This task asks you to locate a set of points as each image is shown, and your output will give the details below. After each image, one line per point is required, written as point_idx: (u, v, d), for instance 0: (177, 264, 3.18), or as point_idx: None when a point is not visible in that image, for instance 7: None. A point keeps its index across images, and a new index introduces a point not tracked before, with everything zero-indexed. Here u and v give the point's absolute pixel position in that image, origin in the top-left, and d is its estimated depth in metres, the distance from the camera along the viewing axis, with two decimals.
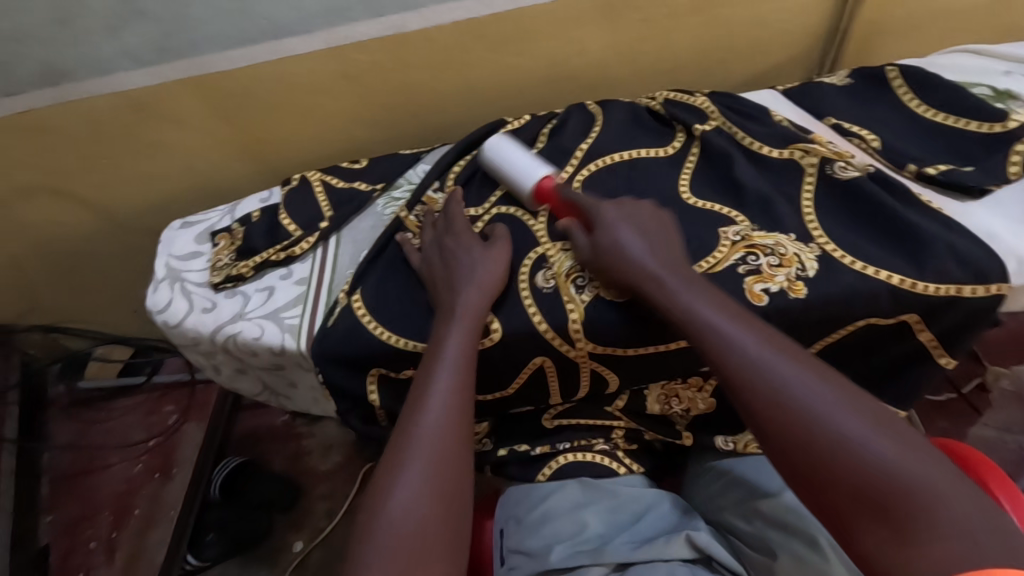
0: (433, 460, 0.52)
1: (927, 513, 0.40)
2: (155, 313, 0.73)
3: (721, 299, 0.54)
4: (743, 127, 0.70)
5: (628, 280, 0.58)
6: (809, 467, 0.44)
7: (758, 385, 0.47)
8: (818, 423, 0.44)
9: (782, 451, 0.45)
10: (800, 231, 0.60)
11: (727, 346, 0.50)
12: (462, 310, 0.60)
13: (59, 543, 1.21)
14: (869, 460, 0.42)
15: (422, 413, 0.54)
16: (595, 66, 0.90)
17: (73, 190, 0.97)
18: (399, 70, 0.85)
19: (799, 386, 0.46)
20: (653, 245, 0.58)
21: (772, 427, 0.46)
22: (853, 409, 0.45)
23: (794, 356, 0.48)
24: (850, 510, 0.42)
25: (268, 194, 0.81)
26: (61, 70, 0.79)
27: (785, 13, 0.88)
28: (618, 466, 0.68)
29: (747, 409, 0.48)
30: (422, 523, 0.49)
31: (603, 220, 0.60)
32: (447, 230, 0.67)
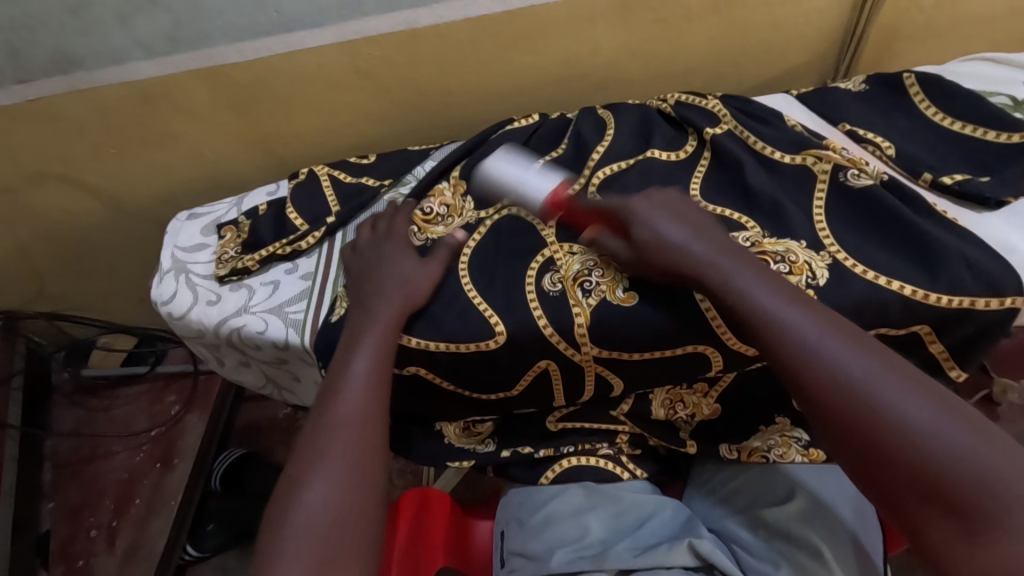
0: (350, 456, 0.51)
1: (993, 504, 0.39)
2: (161, 304, 0.73)
3: (776, 279, 0.53)
4: (755, 131, 0.69)
5: (670, 269, 0.56)
6: (871, 454, 0.43)
7: (816, 372, 0.46)
8: (880, 411, 0.44)
9: (844, 438, 0.45)
10: (811, 239, 0.59)
11: (781, 330, 0.49)
12: (381, 310, 0.60)
13: (61, 528, 1.22)
14: (941, 449, 0.41)
15: (339, 397, 0.54)
16: (608, 66, 0.89)
17: (82, 178, 0.97)
18: (410, 65, 0.84)
19: (859, 373, 0.45)
20: (696, 233, 0.57)
21: (831, 416, 0.45)
22: (920, 395, 0.44)
23: (859, 342, 0.47)
24: (915, 500, 0.42)
25: (275, 186, 0.81)
26: (72, 58, 0.79)
27: (801, 17, 0.87)
28: (622, 472, 0.67)
29: (803, 396, 0.47)
30: (333, 518, 0.48)
31: (636, 219, 0.58)
32: (379, 241, 0.68)
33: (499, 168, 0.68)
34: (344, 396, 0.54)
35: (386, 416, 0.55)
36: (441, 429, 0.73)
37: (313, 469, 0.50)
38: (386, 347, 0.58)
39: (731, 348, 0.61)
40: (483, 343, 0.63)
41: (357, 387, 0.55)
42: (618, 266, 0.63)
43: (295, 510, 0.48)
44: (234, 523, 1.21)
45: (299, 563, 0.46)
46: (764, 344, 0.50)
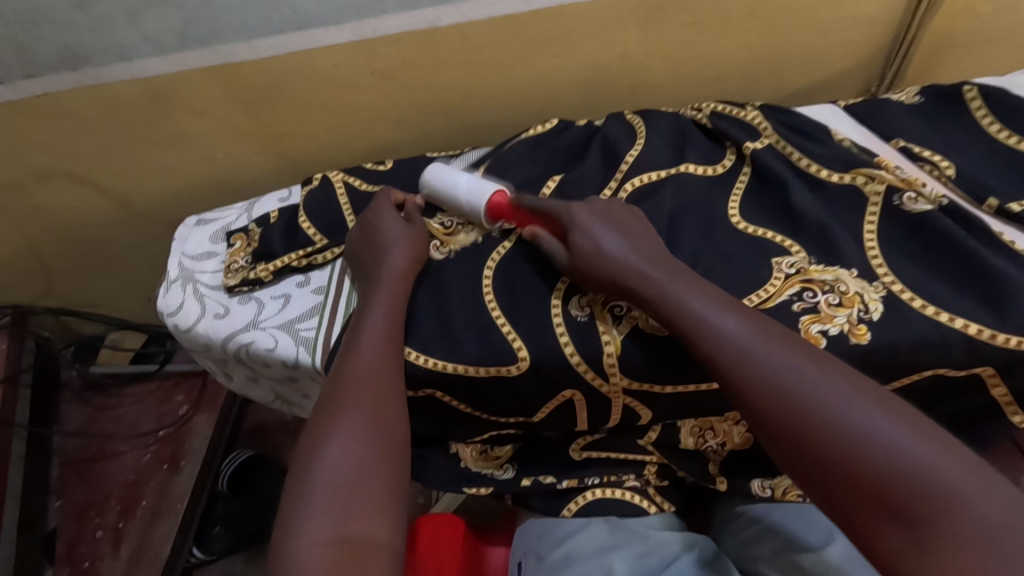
0: (374, 413, 0.53)
1: (934, 502, 0.38)
2: (166, 315, 0.70)
3: (710, 291, 0.52)
4: (798, 146, 0.64)
5: (609, 282, 0.56)
6: (810, 457, 0.42)
7: (753, 376, 0.46)
8: (816, 412, 0.43)
9: (779, 442, 0.44)
10: (863, 267, 0.55)
11: (717, 336, 0.49)
12: (384, 274, 0.61)
13: (67, 529, 1.21)
14: (876, 448, 0.40)
15: (352, 356, 0.56)
16: (638, 70, 0.84)
17: (91, 176, 0.94)
18: (430, 66, 0.80)
19: (798, 376, 0.45)
20: (634, 244, 0.56)
21: (770, 427, 0.45)
22: (857, 394, 0.43)
23: (792, 348, 0.47)
24: (854, 502, 0.40)
25: (287, 193, 0.77)
26: (79, 54, 0.75)
27: (847, 21, 0.82)
28: (649, 506, 0.64)
29: (741, 400, 0.47)
30: (357, 470, 0.49)
31: (579, 226, 0.58)
32: (372, 211, 0.68)
33: (437, 177, 0.68)
34: (360, 355, 0.56)
35: (399, 378, 0.57)
36: (457, 452, 0.70)
37: (332, 425, 0.51)
38: (398, 313, 0.60)
39: None
40: (503, 369, 0.59)
41: (370, 352, 0.56)
42: None
43: (318, 459, 0.49)
44: (239, 527, 1.19)
45: (326, 513, 0.47)
46: (699, 351, 0.50)
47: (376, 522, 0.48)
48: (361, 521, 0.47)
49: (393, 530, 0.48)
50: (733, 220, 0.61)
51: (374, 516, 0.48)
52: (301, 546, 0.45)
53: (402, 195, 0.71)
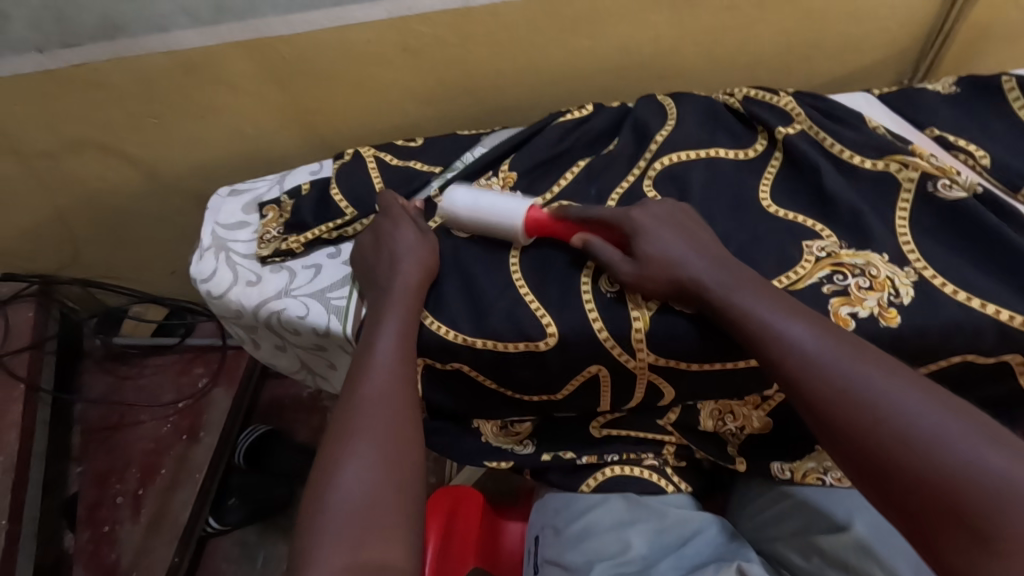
0: (385, 438, 0.51)
1: (1007, 515, 0.37)
2: (200, 282, 0.72)
3: (774, 295, 0.52)
4: (832, 132, 0.64)
5: (675, 288, 0.55)
6: (885, 470, 0.41)
7: (818, 382, 0.46)
8: (886, 418, 0.42)
9: (846, 450, 0.44)
10: (894, 252, 0.55)
11: (783, 339, 0.48)
12: (398, 292, 0.60)
13: (88, 493, 1.23)
14: (949, 456, 0.40)
15: (363, 382, 0.54)
16: (669, 55, 0.84)
17: (123, 147, 0.96)
18: (462, 45, 0.81)
19: (867, 382, 0.44)
20: (698, 247, 0.56)
21: (839, 433, 0.44)
22: (928, 401, 0.43)
23: (860, 353, 0.46)
24: (924, 511, 0.40)
25: (318, 166, 0.79)
26: (118, 24, 0.77)
27: (883, 11, 0.81)
28: (667, 485, 0.64)
29: (804, 404, 0.46)
30: (375, 492, 0.48)
31: (642, 232, 0.57)
32: (381, 218, 0.67)
33: (458, 204, 0.64)
34: (370, 379, 0.55)
35: (413, 408, 0.55)
36: (478, 427, 0.70)
37: (345, 448, 0.50)
38: (409, 332, 0.58)
39: None
40: (533, 344, 0.60)
41: (382, 377, 0.55)
42: None
43: (330, 481, 0.49)
44: (250, 499, 1.23)
45: (341, 541, 0.45)
46: (760, 353, 0.50)
47: (394, 545, 0.46)
48: (380, 543, 0.46)
49: (410, 555, 0.47)
50: (764, 203, 0.61)
51: (389, 541, 0.46)
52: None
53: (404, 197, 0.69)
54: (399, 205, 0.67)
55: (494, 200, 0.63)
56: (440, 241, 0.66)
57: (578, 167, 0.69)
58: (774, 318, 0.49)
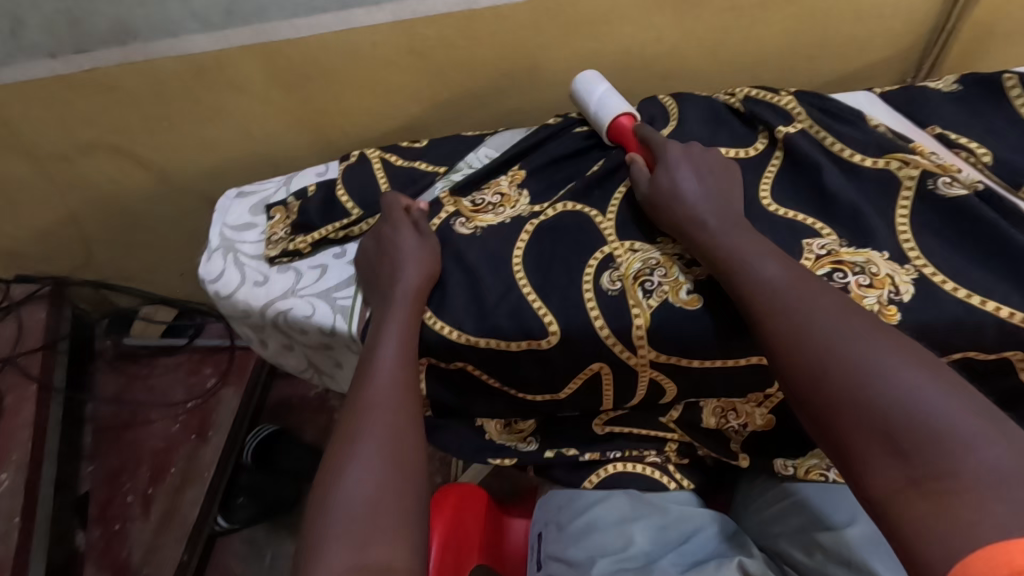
0: (387, 440, 0.52)
1: (933, 442, 0.38)
2: (208, 282, 0.73)
3: (761, 244, 0.53)
4: (833, 132, 0.64)
5: (675, 224, 0.58)
6: (824, 395, 0.43)
7: (784, 321, 0.47)
8: (842, 357, 0.43)
9: (795, 378, 0.45)
10: (895, 250, 0.56)
11: (755, 283, 0.50)
12: (400, 295, 0.61)
13: (100, 491, 1.25)
14: (887, 387, 0.41)
15: (368, 381, 0.56)
16: (672, 55, 0.85)
17: (134, 150, 0.98)
18: (466, 47, 0.81)
19: (831, 324, 0.45)
20: (709, 192, 0.58)
21: (792, 365, 0.46)
22: (885, 344, 0.43)
23: (835, 298, 0.48)
24: (860, 441, 0.41)
25: (325, 168, 0.80)
26: (129, 29, 0.78)
27: (887, 8, 0.81)
28: (669, 481, 0.65)
29: (770, 339, 0.48)
30: (378, 491, 0.49)
31: (666, 160, 0.61)
32: (381, 223, 0.68)
33: (588, 91, 0.72)
34: (374, 379, 0.56)
35: (417, 406, 0.56)
36: (481, 425, 0.71)
37: (350, 447, 0.51)
38: (411, 334, 0.59)
39: None
40: (537, 342, 0.61)
41: (386, 376, 0.56)
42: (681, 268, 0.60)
43: (337, 484, 0.49)
44: (262, 499, 1.23)
45: (344, 540, 0.46)
46: (736, 293, 0.51)
47: (397, 546, 0.47)
48: (382, 541, 0.47)
49: (414, 552, 0.47)
50: (763, 203, 0.61)
51: (392, 539, 0.47)
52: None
53: (406, 198, 0.70)
54: (400, 207, 0.68)
55: (601, 95, 0.71)
56: (441, 244, 0.67)
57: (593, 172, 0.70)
58: (752, 262, 0.51)
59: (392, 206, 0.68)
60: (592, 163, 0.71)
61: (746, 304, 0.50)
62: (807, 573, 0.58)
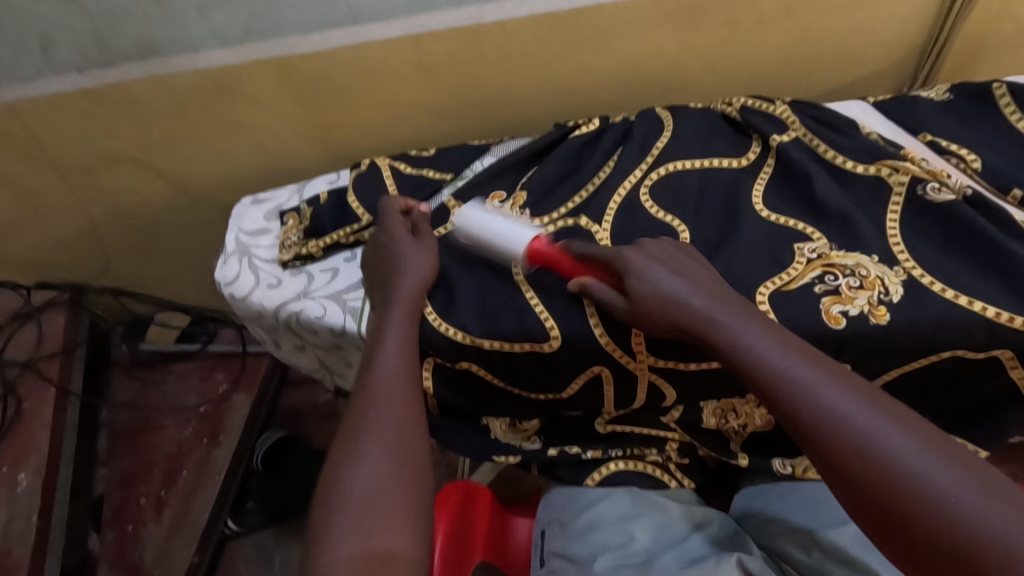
0: (390, 437, 0.54)
1: (1017, 564, 0.37)
2: (223, 285, 0.76)
3: (779, 337, 0.50)
4: (825, 139, 0.66)
5: (676, 319, 0.54)
6: (895, 518, 0.41)
7: (832, 442, 0.44)
8: (903, 475, 0.41)
9: (859, 495, 0.42)
10: (884, 253, 0.57)
11: (793, 391, 0.46)
12: (399, 301, 0.63)
13: (113, 495, 1.27)
14: (961, 510, 0.39)
15: (372, 384, 0.57)
16: (672, 68, 0.87)
17: (153, 162, 1.01)
18: (473, 61, 0.84)
19: (882, 435, 0.43)
20: (701, 284, 0.55)
21: (853, 482, 0.43)
22: (936, 452, 0.42)
23: (873, 399, 0.45)
24: (940, 565, 0.39)
25: (336, 176, 0.82)
26: (153, 45, 0.82)
27: (881, 22, 0.84)
28: (670, 480, 0.68)
29: (816, 451, 0.45)
30: (381, 487, 0.51)
31: (631, 270, 0.57)
32: (379, 226, 0.70)
33: (478, 225, 0.66)
34: (375, 382, 0.57)
35: (418, 407, 0.57)
36: (486, 425, 0.73)
37: (355, 447, 0.53)
38: (411, 339, 0.61)
39: None
40: (538, 345, 0.63)
41: (387, 379, 0.58)
42: None
43: (346, 473, 0.51)
44: (271, 503, 1.27)
45: (348, 534, 0.48)
46: (768, 400, 0.48)
47: (401, 534, 0.49)
48: (385, 535, 0.48)
49: (417, 545, 0.49)
50: (757, 208, 0.63)
51: (395, 532, 0.49)
52: (327, 566, 0.46)
53: (404, 202, 0.72)
54: (398, 210, 0.71)
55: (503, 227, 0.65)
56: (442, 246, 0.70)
57: (600, 177, 0.70)
58: (781, 364, 0.48)
59: (388, 215, 0.69)
60: (599, 167, 0.71)
61: (784, 416, 0.47)
62: (806, 571, 0.59)
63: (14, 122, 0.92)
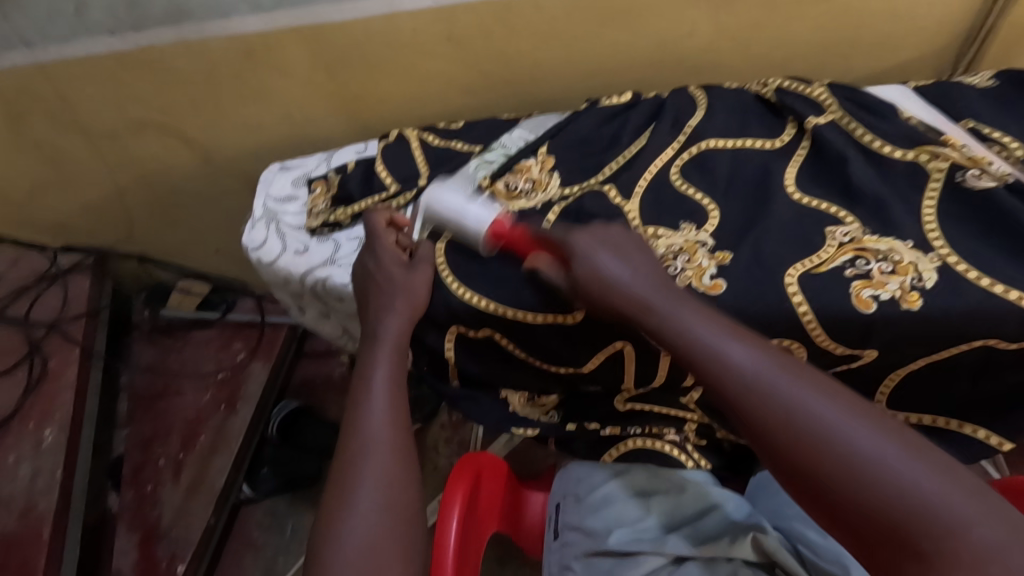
0: (387, 473, 0.52)
1: (942, 528, 0.37)
2: (251, 249, 0.77)
3: (712, 316, 0.50)
4: (863, 122, 0.65)
5: (617, 299, 0.54)
6: (822, 488, 0.40)
7: (760, 414, 0.43)
8: (828, 445, 0.40)
9: (788, 466, 0.42)
10: (919, 239, 0.57)
11: (725, 371, 0.46)
12: (387, 335, 0.60)
13: (133, 455, 1.30)
14: (887, 478, 0.38)
15: (360, 419, 0.55)
16: (706, 49, 0.86)
17: (181, 128, 1.02)
18: (504, 35, 0.84)
19: (809, 404, 0.42)
20: (637, 269, 0.55)
21: (783, 455, 0.42)
22: (865, 423, 0.41)
23: (800, 371, 0.45)
24: (869, 533, 0.38)
25: (364, 146, 0.83)
26: (185, 9, 0.82)
27: (926, 6, 0.82)
28: (687, 459, 0.68)
29: (747, 426, 0.44)
30: (380, 528, 0.50)
31: (577, 252, 0.57)
32: (367, 247, 0.67)
33: (441, 202, 0.66)
34: (365, 417, 0.55)
35: (410, 439, 0.56)
36: (505, 398, 0.73)
37: (352, 488, 0.51)
38: (400, 372, 0.59)
39: (818, 345, 0.57)
40: (562, 317, 0.63)
41: (379, 413, 0.55)
42: (704, 253, 0.60)
43: (357, 443, 0.54)
44: (284, 471, 1.28)
45: None
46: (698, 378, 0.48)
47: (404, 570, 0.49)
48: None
49: None
50: (789, 190, 0.62)
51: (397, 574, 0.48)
52: None
53: (388, 212, 0.69)
54: (384, 225, 0.67)
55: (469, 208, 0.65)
56: (440, 255, 0.67)
57: (630, 154, 0.69)
58: (711, 339, 0.48)
59: (380, 237, 0.66)
60: (629, 145, 0.71)
61: (717, 392, 0.46)
62: (819, 551, 0.59)
63: (46, 84, 0.93)
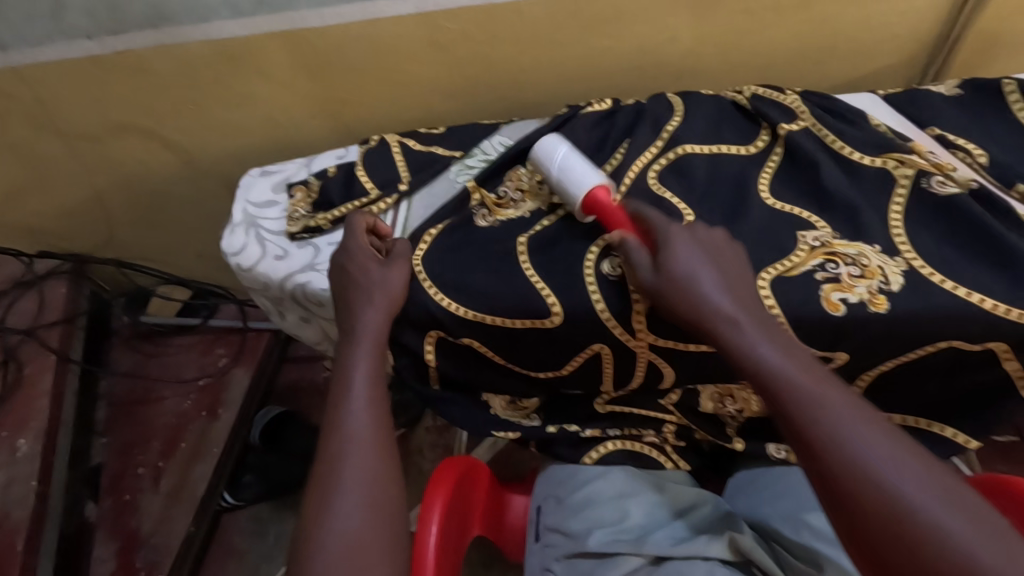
0: (367, 469, 0.53)
1: None
2: (230, 255, 0.77)
3: (794, 350, 0.51)
4: (834, 130, 0.67)
5: (692, 317, 0.53)
6: (882, 537, 0.42)
7: (829, 453, 0.45)
8: (891, 495, 0.42)
9: (849, 510, 0.43)
10: (886, 243, 0.58)
11: (805, 407, 0.47)
12: (363, 334, 0.60)
13: (112, 463, 1.28)
14: (943, 538, 0.40)
15: (340, 418, 0.55)
16: (684, 57, 0.88)
17: (161, 132, 1.01)
18: (485, 41, 0.84)
19: (880, 458, 0.44)
20: (728, 286, 0.54)
21: (845, 498, 0.44)
22: (929, 483, 0.43)
23: (872, 420, 0.46)
24: None
25: (345, 151, 0.83)
26: (164, 13, 0.82)
27: (896, 16, 0.84)
28: (666, 461, 0.71)
29: (814, 461, 0.46)
30: (361, 523, 0.50)
31: (672, 256, 0.55)
32: (343, 246, 0.67)
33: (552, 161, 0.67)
34: (345, 415, 0.55)
35: (390, 435, 0.56)
36: (486, 401, 0.74)
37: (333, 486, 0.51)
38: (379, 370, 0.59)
39: None
40: (540, 321, 0.63)
41: (359, 412, 0.56)
42: None
43: (338, 434, 0.54)
44: (268, 476, 1.27)
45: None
46: (775, 408, 0.49)
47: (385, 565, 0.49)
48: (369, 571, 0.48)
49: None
50: (762, 196, 0.64)
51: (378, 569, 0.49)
52: None
53: (371, 217, 0.69)
54: (363, 227, 0.68)
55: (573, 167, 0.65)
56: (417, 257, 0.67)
57: (611, 163, 0.70)
58: (789, 373, 0.49)
59: (357, 238, 0.66)
60: (609, 153, 0.71)
61: (787, 422, 0.48)
62: (792, 548, 0.61)
63: (22, 86, 0.92)
